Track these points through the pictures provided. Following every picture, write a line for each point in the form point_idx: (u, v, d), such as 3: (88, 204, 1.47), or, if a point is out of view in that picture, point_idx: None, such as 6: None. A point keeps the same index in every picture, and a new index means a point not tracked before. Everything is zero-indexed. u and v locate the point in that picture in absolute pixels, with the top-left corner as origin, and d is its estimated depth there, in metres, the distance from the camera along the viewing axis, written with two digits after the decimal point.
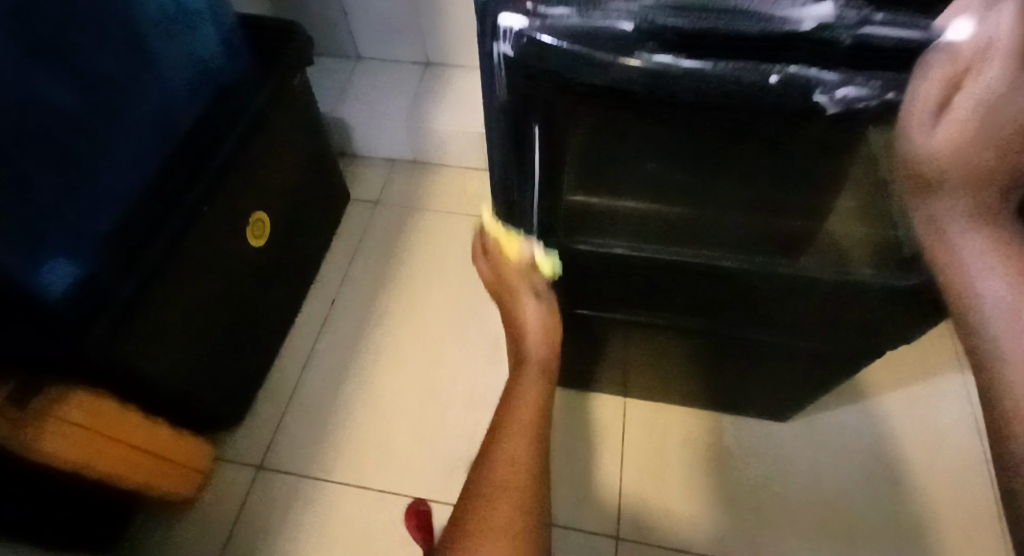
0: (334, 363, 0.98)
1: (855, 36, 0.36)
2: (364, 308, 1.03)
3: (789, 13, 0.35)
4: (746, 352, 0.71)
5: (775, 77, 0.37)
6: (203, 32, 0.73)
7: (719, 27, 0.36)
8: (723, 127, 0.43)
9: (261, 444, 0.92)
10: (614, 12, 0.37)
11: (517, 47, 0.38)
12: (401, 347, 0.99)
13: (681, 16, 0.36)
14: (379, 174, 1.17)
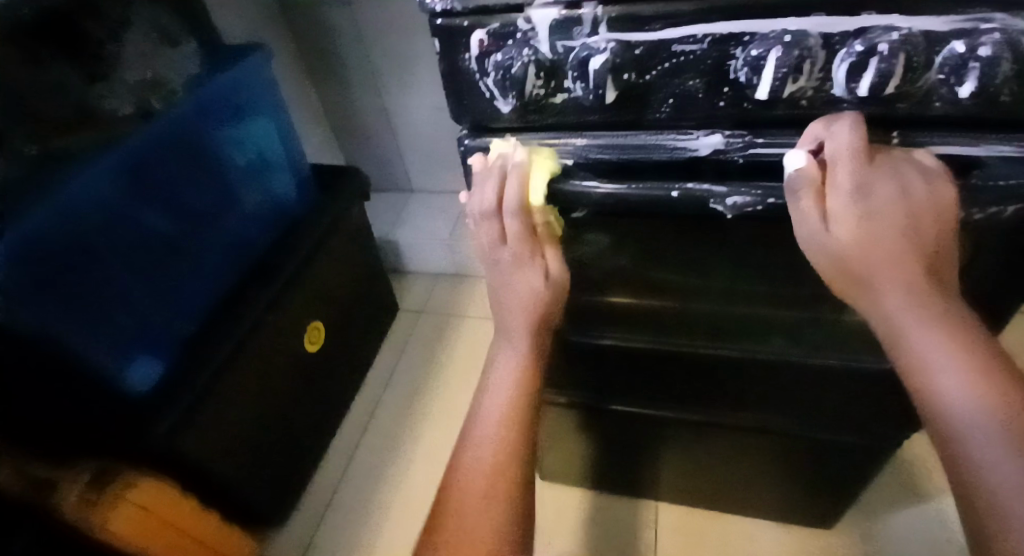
0: (373, 462, 1.04)
1: (746, 158, 0.44)
2: (405, 413, 1.10)
3: (689, 144, 0.44)
4: (763, 442, 0.73)
5: (675, 193, 0.46)
6: (281, 176, 0.91)
7: (637, 157, 0.46)
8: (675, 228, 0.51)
9: (301, 545, 0.96)
10: (557, 152, 0.48)
11: None
12: (435, 445, 1.05)
13: (606, 152, 0.46)
14: (426, 288, 1.30)
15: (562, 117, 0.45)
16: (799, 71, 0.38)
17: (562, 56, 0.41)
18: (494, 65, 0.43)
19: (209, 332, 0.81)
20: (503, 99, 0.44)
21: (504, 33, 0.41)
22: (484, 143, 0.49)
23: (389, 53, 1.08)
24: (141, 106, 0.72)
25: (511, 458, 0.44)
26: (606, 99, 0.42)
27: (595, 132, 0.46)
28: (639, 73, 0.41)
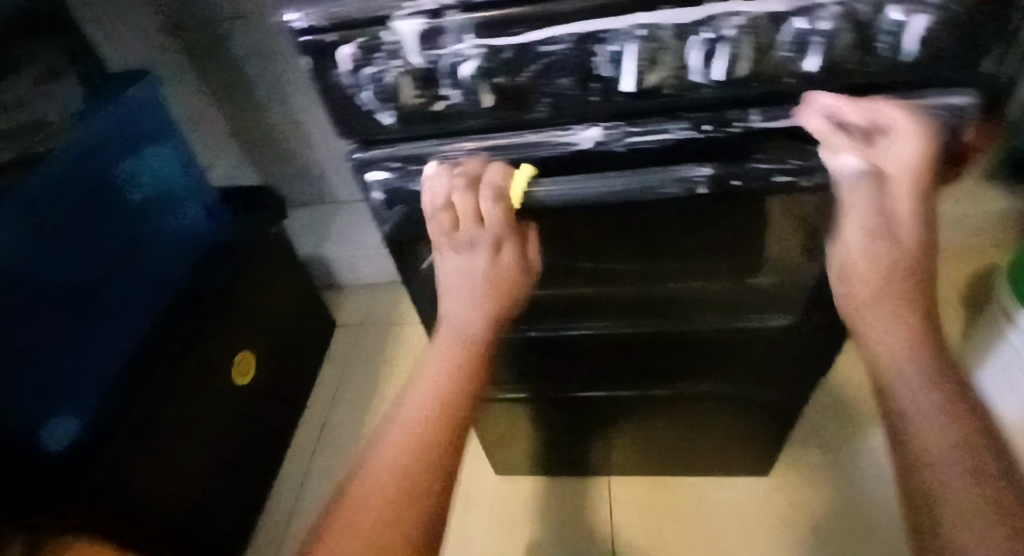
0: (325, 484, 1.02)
1: (625, 148, 0.47)
2: (352, 428, 1.09)
3: (570, 139, 0.46)
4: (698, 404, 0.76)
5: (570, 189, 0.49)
6: (188, 207, 0.88)
7: (524, 158, 0.48)
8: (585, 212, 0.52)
9: None
10: (449, 158, 0.48)
11: (387, 191, 0.51)
12: None
13: (495, 153, 0.48)
14: (364, 299, 1.29)
15: (445, 123, 0.46)
16: (655, 59, 0.41)
17: (429, 64, 0.42)
18: (367, 79, 0.43)
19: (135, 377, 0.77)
20: (383, 110, 0.45)
21: (372, 47, 0.41)
22: (375, 161, 0.49)
23: (281, 63, 1.04)
24: (24, 152, 0.68)
25: (472, 425, 0.54)
26: (484, 104, 0.44)
27: (481, 135, 0.47)
28: (511, 77, 0.42)
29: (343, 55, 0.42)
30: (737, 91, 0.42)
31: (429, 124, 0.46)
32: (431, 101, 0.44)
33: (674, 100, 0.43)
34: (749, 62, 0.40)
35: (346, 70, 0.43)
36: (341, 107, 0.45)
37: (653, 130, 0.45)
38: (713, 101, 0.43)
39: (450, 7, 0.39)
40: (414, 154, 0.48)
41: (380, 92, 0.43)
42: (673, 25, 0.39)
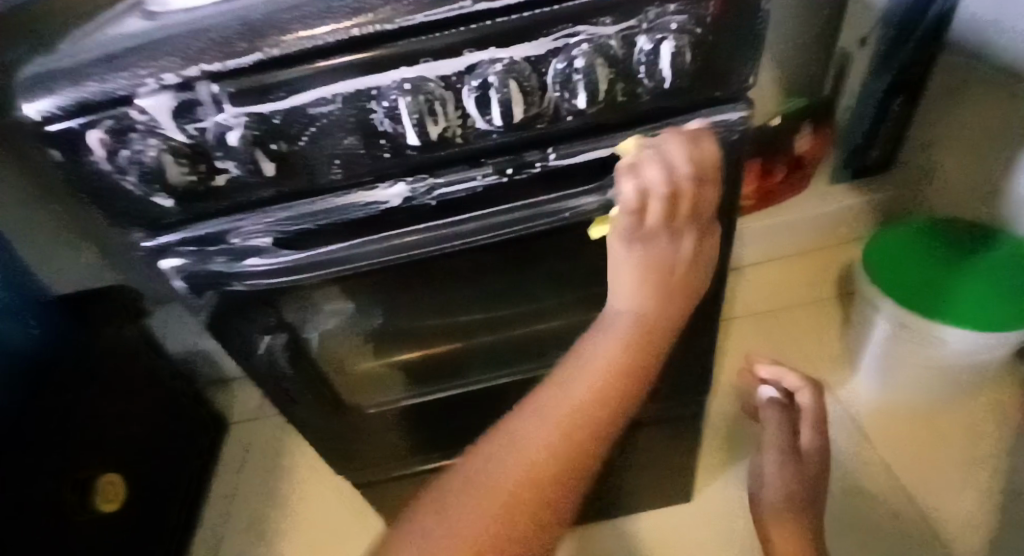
0: None
1: (502, 235, 0.39)
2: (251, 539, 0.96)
3: (475, 236, 0.39)
4: (640, 447, 0.71)
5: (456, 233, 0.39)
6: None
7: (413, 257, 0.40)
8: (501, 286, 0.48)
9: None
10: (249, 234, 0.36)
11: (188, 279, 0.39)
12: None
13: (302, 222, 0.36)
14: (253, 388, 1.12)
15: (319, 236, 0.37)
16: (535, 120, 0.33)
17: (219, 138, 0.31)
18: (128, 163, 0.31)
19: None
20: (155, 196, 0.33)
21: (120, 130, 0.30)
22: (192, 263, 0.37)
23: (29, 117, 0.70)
24: None
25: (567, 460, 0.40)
26: (364, 205, 0.36)
27: (283, 203, 0.35)
28: (403, 176, 0.35)
29: (91, 141, 0.30)
30: (619, 114, 0.34)
31: (218, 197, 0.34)
32: (212, 174, 0.33)
33: (554, 136, 0.35)
34: (613, 91, 0.32)
35: (100, 156, 0.31)
36: (109, 197, 0.33)
37: (569, 149, 0.36)
38: (592, 122, 0.34)
39: (199, 78, 0.29)
40: (215, 231, 0.36)
41: (145, 176, 0.32)
42: (541, 57, 0.30)
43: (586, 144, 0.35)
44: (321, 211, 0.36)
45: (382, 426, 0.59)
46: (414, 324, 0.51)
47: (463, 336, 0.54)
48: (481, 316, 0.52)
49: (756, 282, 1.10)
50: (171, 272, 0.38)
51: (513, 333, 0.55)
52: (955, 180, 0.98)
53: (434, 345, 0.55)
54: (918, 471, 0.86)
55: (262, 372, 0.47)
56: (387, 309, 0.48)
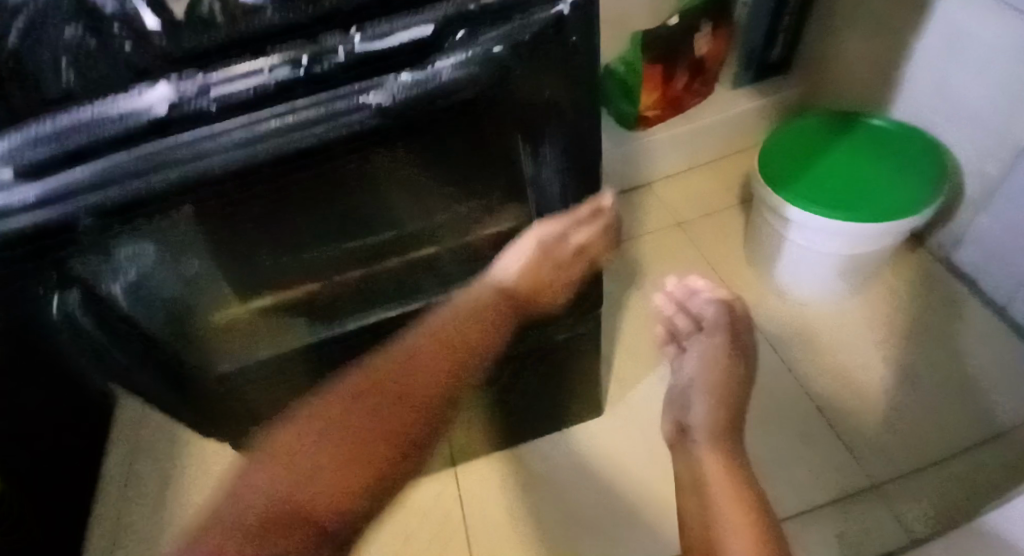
0: None
1: (315, 136, 0.29)
2: None
3: (272, 140, 0.29)
4: (542, 373, 0.67)
5: (259, 137, 0.29)
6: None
7: (192, 177, 0.29)
8: (355, 206, 0.42)
9: None
10: None
11: None
12: None
13: (46, 145, 0.28)
14: None
15: (69, 163, 0.28)
16: None
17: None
18: None
19: None
20: None
21: None
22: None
23: None
24: None
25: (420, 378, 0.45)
26: (120, 116, 0.28)
27: (20, 127, 0.28)
28: (166, 74, 0.28)
29: None
30: None
31: None
32: None
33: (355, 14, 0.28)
34: None
35: None
36: None
37: (379, 29, 0.29)
38: None
39: None
40: None
41: None
42: None
43: (399, 23, 0.29)
44: (76, 130, 0.28)
45: (254, 380, 0.52)
46: (254, 262, 0.44)
47: (321, 272, 0.48)
48: (330, 246, 0.46)
49: (667, 195, 1.07)
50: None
51: (379, 267, 0.49)
52: (850, 74, 0.96)
53: (291, 286, 0.48)
54: (819, 358, 0.87)
55: (70, 336, 0.40)
56: (210, 247, 0.41)
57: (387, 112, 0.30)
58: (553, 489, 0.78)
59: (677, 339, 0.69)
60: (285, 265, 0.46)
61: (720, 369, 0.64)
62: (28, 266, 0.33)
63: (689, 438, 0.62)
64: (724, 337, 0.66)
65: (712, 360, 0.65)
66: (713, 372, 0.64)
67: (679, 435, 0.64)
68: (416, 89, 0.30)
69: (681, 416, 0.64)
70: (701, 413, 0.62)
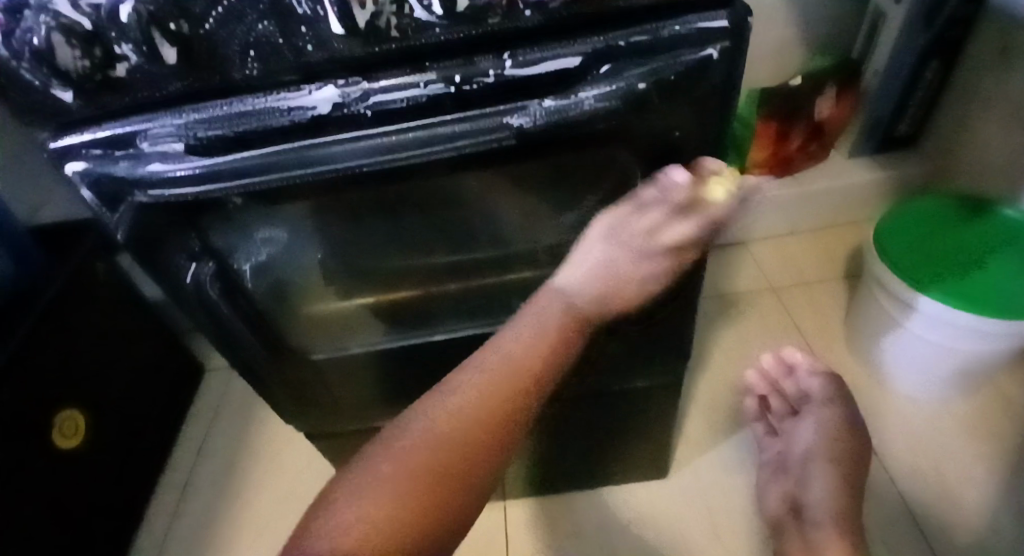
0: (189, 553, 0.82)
1: (449, 151, 0.32)
2: (215, 499, 0.87)
3: (414, 149, 0.32)
4: (613, 418, 0.65)
5: (397, 142, 0.32)
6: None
7: (341, 174, 0.33)
8: (470, 220, 0.44)
9: None
10: (159, 139, 0.31)
11: (97, 194, 0.34)
12: (263, 516, 0.84)
13: (219, 128, 0.31)
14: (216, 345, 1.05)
15: (238, 144, 0.32)
16: (484, 13, 0.27)
17: (111, 16, 0.26)
18: (27, 51, 0.26)
19: None
20: (55, 89, 0.28)
21: (10, 4, 0.25)
22: (99, 169, 0.32)
23: None
24: None
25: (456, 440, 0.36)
26: (286, 110, 0.30)
27: (195, 106, 0.31)
28: (333, 78, 0.30)
29: None
30: (584, 12, 0.28)
31: (122, 89, 0.29)
32: (111, 63, 0.27)
33: (513, 36, 0.29)
34: None
35: None
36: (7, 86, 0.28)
37: (535, 54, 0.30)
38: (554, 21, 0.28)
39: None
40: (122, 129, 0.31)
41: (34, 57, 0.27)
42: None
43: (551, 55, 0.30)
44: (245, 123, 0.31)
45: (333, 373, 0.53)
46: (368, 259, 0.47)
47: (425, 282, 0.50)
48: (434, 256, 0.48)
49: (763, 257, 1.04)
50: (78, 180, 0.33)
51: (475, 283, 0.50)
52: (986, 160, 0.90)
53: (391, 291, 0.51)
54: (913, 454, 0.81)
55: (196, 306, 0.42)
56: (328, 241, 0.43)
57: (515, 135, 0.32)
58: (607, 537, 0.76)
59: (767, 417, 0.75)
60: (392, 269, 0.49)
61: (838, 445, 0.64)
62: (174, 225, 0.36)
63: (807, 521, 0.62)
64: (839, 408, 0.67)
65: (826, 429, 0.65)
66: (830, 443, 0.64)
67: (792, 514, 0.64)
68: (548, 121, 0.31)
69: (797, 493, 0.64)
70: (820, 493, 0.62)
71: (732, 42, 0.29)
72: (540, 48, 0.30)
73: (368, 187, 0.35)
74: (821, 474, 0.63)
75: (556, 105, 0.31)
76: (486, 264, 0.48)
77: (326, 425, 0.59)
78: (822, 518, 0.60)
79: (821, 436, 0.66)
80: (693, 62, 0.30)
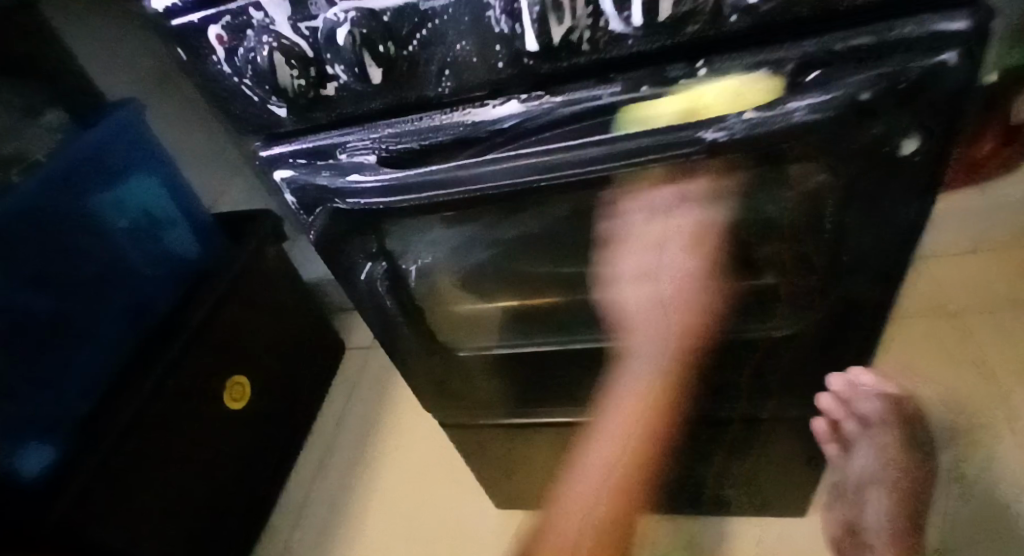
0: (324, 516, 0.87)
1: (634, 166, 0.30)
2: (349, 471, 0.92)
3: (598, 166, 0.30)
4: (762, 447, 0.60)
5: (580, 158, 0.31)
6: (177, 232, 0.78)
7: (517, 187, 0.32)
8: (628, 232, 0.42)
9: None
10: (354, 152, 0.33)
11: (298, 198, 0.37)
12: (391, 496, 0.87)
13: (407, 142, 0.32)
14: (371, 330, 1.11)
15: (426, 156, 0.33)
16: (686, 22, 0.26)
17: (327, 38, 0.27)
18: (252, 72, 0.29)
19: (107, 410, 0.67)
20: (271, 105, 0.31)
21: (238, 26, 0.28)
22: (303, 178, 0.35)
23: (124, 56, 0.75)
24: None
25: (624, 465, 0.47)
26: (472, 123, 0.31)
27: (387, 120, 0.32)
28: (519, 93, 0.30)
29: (212, 40, 0.29)
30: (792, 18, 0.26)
31: (328, 105, 0.31)
32: (321, 82, 0.29)
33: (714, 42, 0.28)
34: None
35: (222, 56, 0.29)
36: (234, 102, 0.31)
37: (736, 64, 0.28)
38: (760, 28, 0.27)
39: None
40: (320, 140, 0.33)
41: (255, 77, 0.29)
42: None
43: (753, 63, 0.28)
44: (432, 135, 0.32)
45: (476, 374, 0.54)
46: (523, 266, 0.47)
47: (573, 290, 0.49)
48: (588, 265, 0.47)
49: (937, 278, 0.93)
50: (283, 184, 0.36)
51: (625, 295, 0.48)
52: None
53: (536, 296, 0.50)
54: None
55: (366, 298, 0.44)
56: (487, 245, 0.44)
57: (707, 148, 0.29)
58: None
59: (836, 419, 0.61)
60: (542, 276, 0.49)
61: (901, 467, 0.56)
62: (353, 227, 0.39)
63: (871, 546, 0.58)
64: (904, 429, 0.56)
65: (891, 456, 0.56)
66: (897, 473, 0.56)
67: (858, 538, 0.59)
68: (744, 133, 0.28)
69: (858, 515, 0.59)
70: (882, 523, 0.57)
71: (969, 45, 0.26)
72: (741, 56, 0.28)
73: (540, 196, 0.33)
74: (881, 500, 0.57)
75: (756, 120, 0.28)
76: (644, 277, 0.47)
77: (456, 418, 0.61)
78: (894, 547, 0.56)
79: (878, 461, 0.57)
80: (923, 68, 0.27)
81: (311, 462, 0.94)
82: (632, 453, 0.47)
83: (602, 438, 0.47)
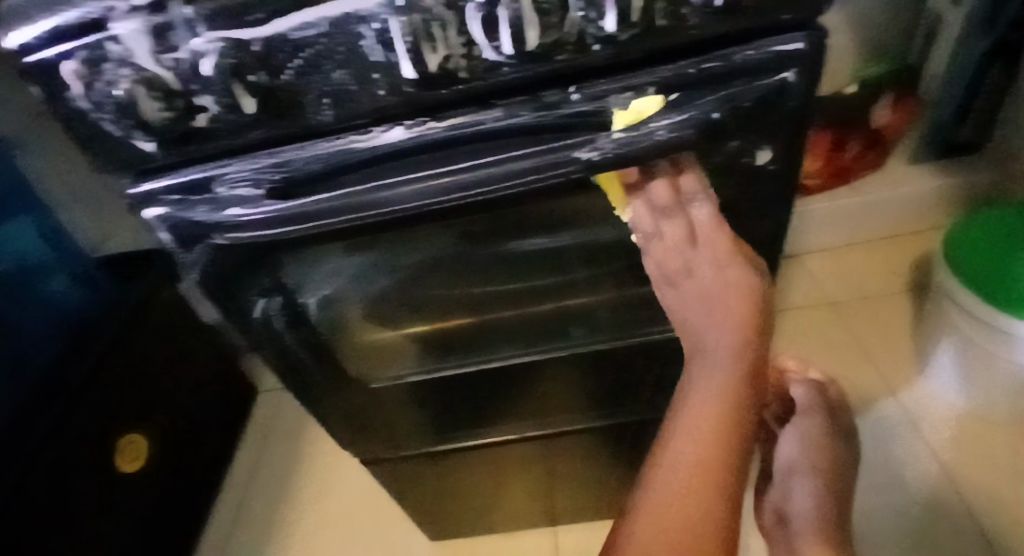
0: None
1: (520, 186, 0.32)
2: (270, 519, 0.87)
3: (485, 187, 0.32)
4: None
5: (468, 179, 0.32)
6: (53, 279, 0.76)
7: (409, 213, 0.33)
8: (524, 245, 0.44)
9: None
10: (234, 183, 0.32)
11: (175, 237, 0.35)
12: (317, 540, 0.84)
13: (290, 171, 0.32)
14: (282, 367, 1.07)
15: (311, 186, 0.32)
16: (553, 50, 0.27)
17: (193, 70, 0.26)
18: (114, 105, 0.28)
19: None
20: (137, 139, 0.29)
21: (95, 60, 0.26)
22: (178, 214, 0.33)
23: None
24: None
25: (720, 464, 0.40)
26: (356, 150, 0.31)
27: (268, 149, 0.32)
28: (400, 119, 0.30)
29: (66, 75, 0.27)
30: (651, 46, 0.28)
31: (201, 137, 0.30)
32: (189, 113, 0.28)
33: (581, 68, 0.29)
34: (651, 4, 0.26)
35: (78, 90, 0.27)
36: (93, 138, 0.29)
37: (602, 88, 0.29)
38: (621, 54, 0.28)
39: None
40: (198, 173, 0.32)
41: (117, 109, 0.28)
42: None
43: (618, 85, 0.29)
44: (316, 164, 0.32)
45: (390, 403, 0.53)
46: (429, 290, 0.48)
47: (479, 308, 0.50)
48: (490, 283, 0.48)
49: (820, 272, 1.00)
50: (157, 223, 0.34)
51: (532, 309, 0.50)
52: None
53: (444, 318, 0.51)
54: (995, 474, 0.75)
55: (264, 339, 0.42)
56: (389, 270, 0.44)
57: (585, 166, 0.31)
58: None
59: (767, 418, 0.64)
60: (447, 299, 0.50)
61: (824, 455, 0.60)
62: (243, 264, 0.37)
63: (793, 529, 0.60)
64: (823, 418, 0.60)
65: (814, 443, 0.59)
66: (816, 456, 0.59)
67: (778, 522, 0.62)
68: (616, 150, 0.31)
69: (781, 502, 0.62)
70: (806, 505, 0.59)
71: (803, 66, 0.29)
72: (606, 80, 0.30)
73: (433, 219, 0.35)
74: (804, 485, 0.60)
75: (626, 138, 0.30)
76: (548, 290, 0.49)
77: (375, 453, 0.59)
78: (809, 527, 0.59)
79: (802, 447, 0.60)
80: (766, 88, 0.29)
81: (226, 514, 0.89)
82: (728, 444, 0.40)
83: (678, 430, 0.41)
